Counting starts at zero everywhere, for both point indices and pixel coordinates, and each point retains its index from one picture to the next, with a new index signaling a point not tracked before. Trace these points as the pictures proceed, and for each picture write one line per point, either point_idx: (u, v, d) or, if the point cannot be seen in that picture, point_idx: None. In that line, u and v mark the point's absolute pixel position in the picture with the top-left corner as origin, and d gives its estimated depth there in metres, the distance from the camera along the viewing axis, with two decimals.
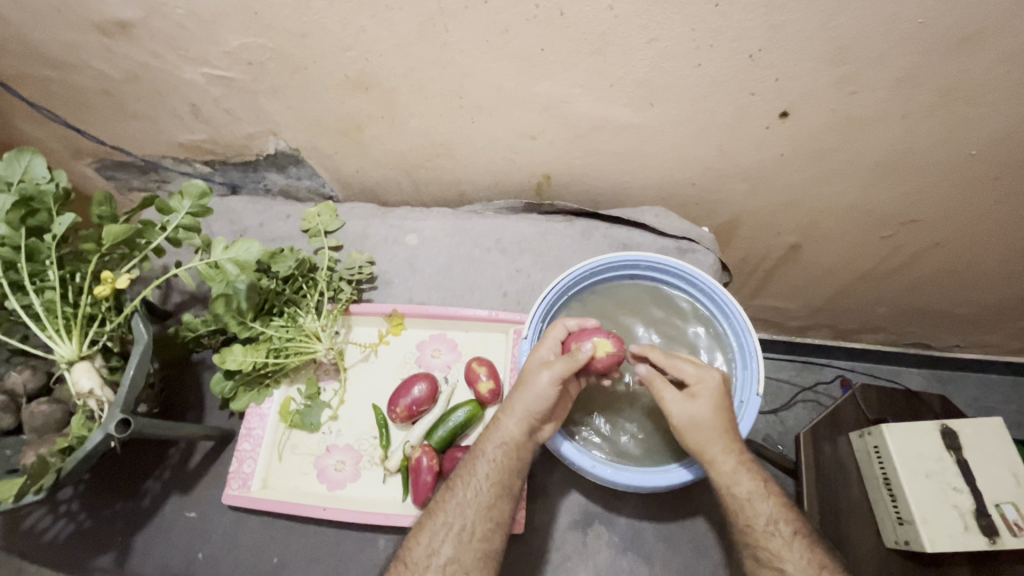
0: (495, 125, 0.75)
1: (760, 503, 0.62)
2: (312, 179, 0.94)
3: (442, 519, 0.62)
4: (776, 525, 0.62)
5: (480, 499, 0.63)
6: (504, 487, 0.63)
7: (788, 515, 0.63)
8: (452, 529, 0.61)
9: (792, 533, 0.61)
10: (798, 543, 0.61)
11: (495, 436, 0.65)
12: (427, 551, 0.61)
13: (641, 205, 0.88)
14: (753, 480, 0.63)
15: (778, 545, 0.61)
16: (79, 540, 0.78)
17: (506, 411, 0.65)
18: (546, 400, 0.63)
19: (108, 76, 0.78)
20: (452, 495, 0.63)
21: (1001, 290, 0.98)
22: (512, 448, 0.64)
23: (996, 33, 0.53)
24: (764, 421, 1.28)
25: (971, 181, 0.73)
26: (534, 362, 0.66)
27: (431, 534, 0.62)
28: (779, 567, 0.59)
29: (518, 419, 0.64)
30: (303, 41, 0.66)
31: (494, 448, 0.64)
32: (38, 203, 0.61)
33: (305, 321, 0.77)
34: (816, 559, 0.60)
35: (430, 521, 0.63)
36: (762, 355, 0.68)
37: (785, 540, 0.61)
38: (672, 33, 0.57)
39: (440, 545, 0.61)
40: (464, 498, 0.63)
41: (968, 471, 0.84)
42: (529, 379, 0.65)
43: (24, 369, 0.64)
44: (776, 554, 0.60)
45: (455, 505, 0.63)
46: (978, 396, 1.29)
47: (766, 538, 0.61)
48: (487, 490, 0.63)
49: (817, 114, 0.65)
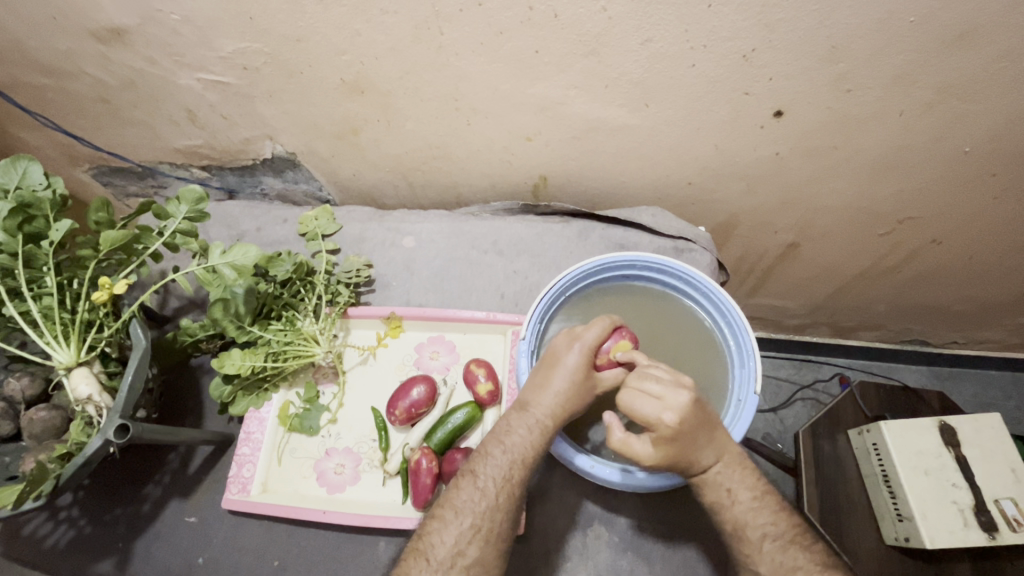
0: (492, 127, 0.75)
1: (725, 511, 0.64)
2: (309, 183, 0.95)
3: (471, 521, 0.61)
4: (744, 531, 0.63)
5: (507, 504, 0.62)
6: (522, 489, 0.64)
7: (760, 518, 0.63)
8: (479, 531, 0.61)
9: (762, 536, 0.62)
10: (766, 547, 0.62)
11: (532, 439, 0.64)
12: (453, 552, 0.60)
13: (638, 205, 0.89)
14: (716, 487, 0.63)
15: (750, 550, 0.62)
16: (80, 546, 0.78)
17: (549, 416, 0.64)
18: (585, 402, 0.66)
19: (104, 83, 0.78)
20: (482, 497, 0.62)
21: (999, 286, 0.98)
22: (523, 455, 0.63)
23: (987, 31, 0.53)
24: (763, 420, 1.28)
25: (966, 177, 0.73)
26: (577, 369, 0.65)
27: (457, 535, 0.60)
28: (754, 568, 0.62)
29: (532, 428, 0.64)
30: (298, 46, 0.66)
31: (524, 451, 0.63)
32: (35, 210, 0.61)
33: (303, 325, 0.78)
34: (789, 561, 0.61)
35: (455, 521, 0.61)
36: (759, 354, 0.68)
37: (754, 545, 0.62)
38: (665, 35, 0.57)
39: (467, 547, 0.60)
40: (493, 500, 0.62)
41: (966, 467, 0.84)
42: (569, 383, 0.65)
43: (23, 376, 0.64)
44: (749, 557, 0.62)
45: (484, 508, 0.62)
46: (977, 392, 1.29)
47: (737, 543, 0.63)
48: (516, 494, 0.63)
49: (811, 114, 0.66)
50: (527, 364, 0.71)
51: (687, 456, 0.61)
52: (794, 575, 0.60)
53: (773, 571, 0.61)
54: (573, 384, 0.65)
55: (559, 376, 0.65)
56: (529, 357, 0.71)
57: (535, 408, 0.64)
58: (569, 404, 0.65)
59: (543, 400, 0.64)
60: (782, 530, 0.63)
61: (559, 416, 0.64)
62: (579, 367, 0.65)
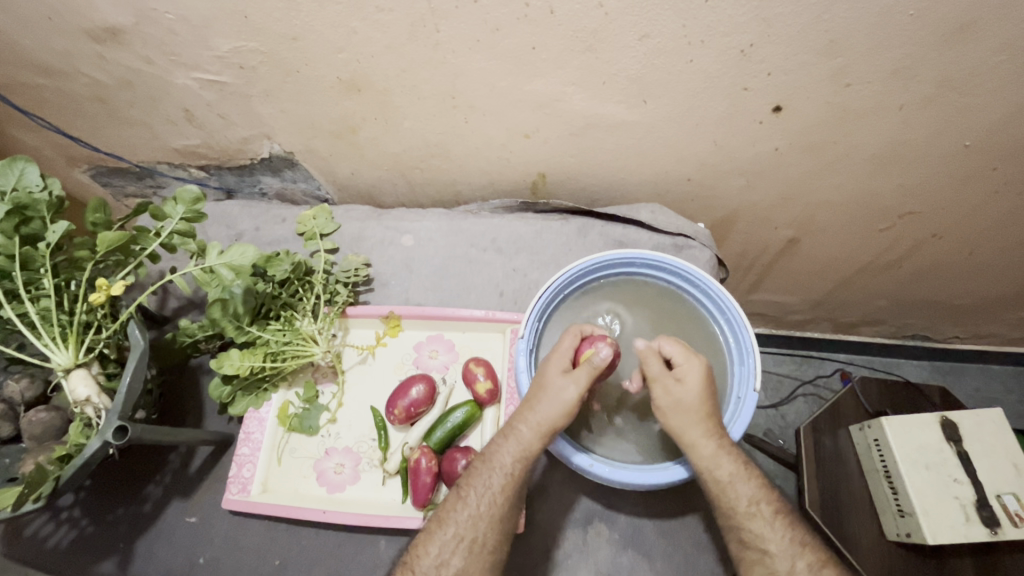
0: (490, 125, 0.75)
1: (740, 486, 0.61)
2: (307, 182, 0.94)
3: (454, 531, 0.61)
4: (760, 505, 0.61)
5: (491, 513, 0.62)
6: (513, 498, 0.63)
7: (768, 494, 0.62)
8: (463, 541, 0.60)
9: (773, 511, 0.61)
10: (778, 523, 0.60)
11: (512, 449, 0.63)
12: (437, 563, 0.60)
13: (637, 201, 0.88)
14: (725, 466, 0.61)
15: (758, 527, 0.60)
16: (82, 546, 0.78)
17: (525, 426, 0.63)
18: (564, 413, 0.63)
19: (100, 83, 0.78)
20: (465, 508, 0.62)
21: (1002, 280, 0.98)
22: (525, 458, 0.63)
23: (988, 24, 0.53)
24: (764, 416, 1.27)
25: (968, 171, 0.72)
26: (553, 376, 0.65)
27: (441, 545, 0.61)
28: (763, 548, 0.59)
29: (517, 446, 0.63)
30: (294, 44, 0.66)
31: (506, 461, 0.63)
32: (31, 211, 0.61)
33: (302, 324, 0.78)
34: (796, 537, 0.60)
35: (439, 531, 0.61)
36: (758, 351, 0.68)
37: (766, 520, 0.60)
38: (663, 30, 0.57)
39: (451, 557, 0.60)
40: (475, 510, 0.61)
41: (968, 463, 0.84)
42: (548, 390, 0.64)
43: (21, 378, 0.64)
44: (759, 535, 0.60)
45: (467, 517, 0.61)
46: (980, 386, 1.29)
47: (748, 520, 0.60)
48: (504, 504, 0.62)
49: (810, 109, 0.65)
50: (526, 362, 0.70)
51: (689, 421, 0.62)
52: (801, 550, 0.59)
53: (783, 552, 0.59)
54: (550, 391, 0.64)
55: (542, 387, 0.64)
56: (528, 356, 0.70)
57: (518, 423, 0.64)
58: (547, 414, 0.63)
59: (524, 414, 0.64)
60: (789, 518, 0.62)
61: (538, 427, 0.63)
62: (554, 374, 0.65)
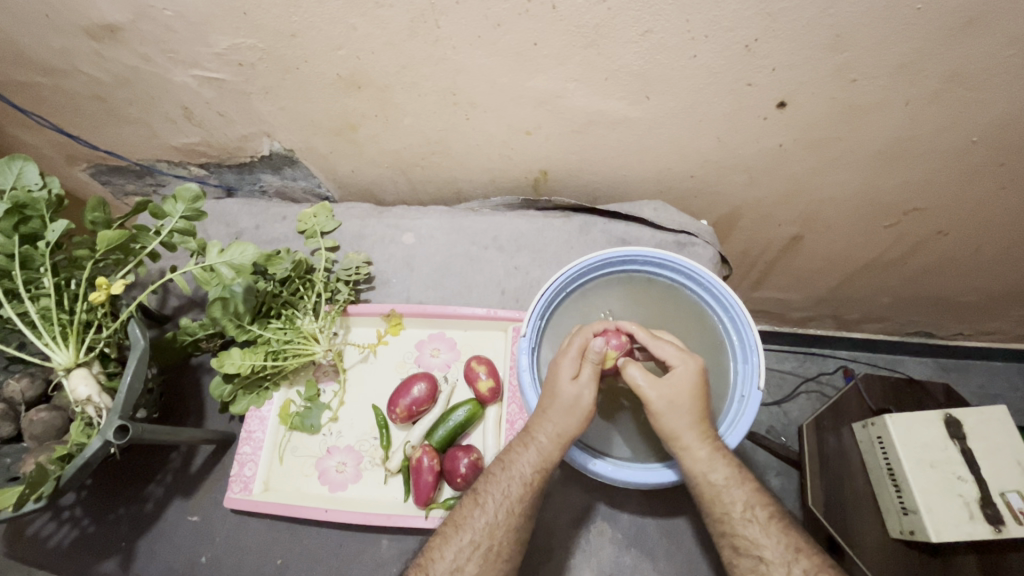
0: (490, 121, 0.74)
1: (731, 490, 0.61)
2: (307, 179, 0.94)
3: (470, 537, 0.60)
4: (753, 511, 0.60)
5: (508, 521, 0.61)
6: (530, 508, 0.63)
7: (763, 499, 0.61)
8: (479, 548, 0.60)
9: (768, 516, 0.60)
10: (773, 527, 0.59)
11: (532, 458, 0.63)
12: (452, 567, 0.59)
13: (640, 198, 0.88)
14: (720, 469, 0.61)
15: (755, 533, 0.59)
16: (84, 546, 0.78)
17: (545, 436, 0.63)
18: (576, 415, 0.63)
19: (98, 80, 0.77)
20: (482, 514, 0.61)
21: (1006, 277, 0.97)
22: (546, 469, 0.62)
23: (996, 18, 0.52)
24: (767, 413, 1.26)
25: (974, 167, 0.72)
26: (561, 374, 0.64)
27: (457, 550, 0.60)
28: (757, 555, 0.58)
29: (534, 455, 0.63)
30: (294, 41, 0.65)
31: (527, 469, 0.62)
32: (30, 210, 0.60)
33: (303, 322, 0.78)
34: (792, 542, 0.58)
35: (456, 537, 0.61)
36: (763, 349, 0.67)
37: (761, 525, 0.59)
38: (666, 26, 0.56)
39: (466, 563, 0.59)
40: (493, 517, 0.61)
41: (973, 459, 0.83)
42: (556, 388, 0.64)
43: (22, 377, 0.64)
44: (752, 543, 0.59)
45: (484, 524, 0.61)
46: (983, 383, 1.28)
47: (743, 526, 0.59)
48: (519, 513, 0.62)
49: (814, 104, 0.65)
50: (527, 361, 0.69)
51: (683, 422, 0.62)
52: (798, 557, 0.57)
53: (779, 558, 0.57)
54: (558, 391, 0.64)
55: (552, 390, 0.64)
56: (530, 355, 0.70)
57: (536, 431, 0.63)
58: (564, 424, 0.63)
59: (542, 423, 0.63)
60: (790, 518, 0.62)
61: (557, 438, 0.62)
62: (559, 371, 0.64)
